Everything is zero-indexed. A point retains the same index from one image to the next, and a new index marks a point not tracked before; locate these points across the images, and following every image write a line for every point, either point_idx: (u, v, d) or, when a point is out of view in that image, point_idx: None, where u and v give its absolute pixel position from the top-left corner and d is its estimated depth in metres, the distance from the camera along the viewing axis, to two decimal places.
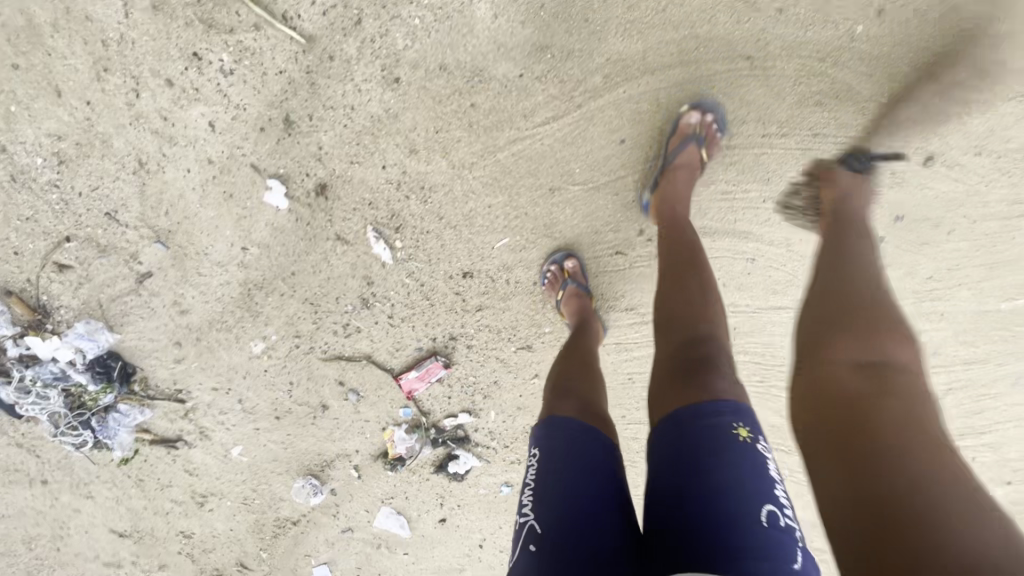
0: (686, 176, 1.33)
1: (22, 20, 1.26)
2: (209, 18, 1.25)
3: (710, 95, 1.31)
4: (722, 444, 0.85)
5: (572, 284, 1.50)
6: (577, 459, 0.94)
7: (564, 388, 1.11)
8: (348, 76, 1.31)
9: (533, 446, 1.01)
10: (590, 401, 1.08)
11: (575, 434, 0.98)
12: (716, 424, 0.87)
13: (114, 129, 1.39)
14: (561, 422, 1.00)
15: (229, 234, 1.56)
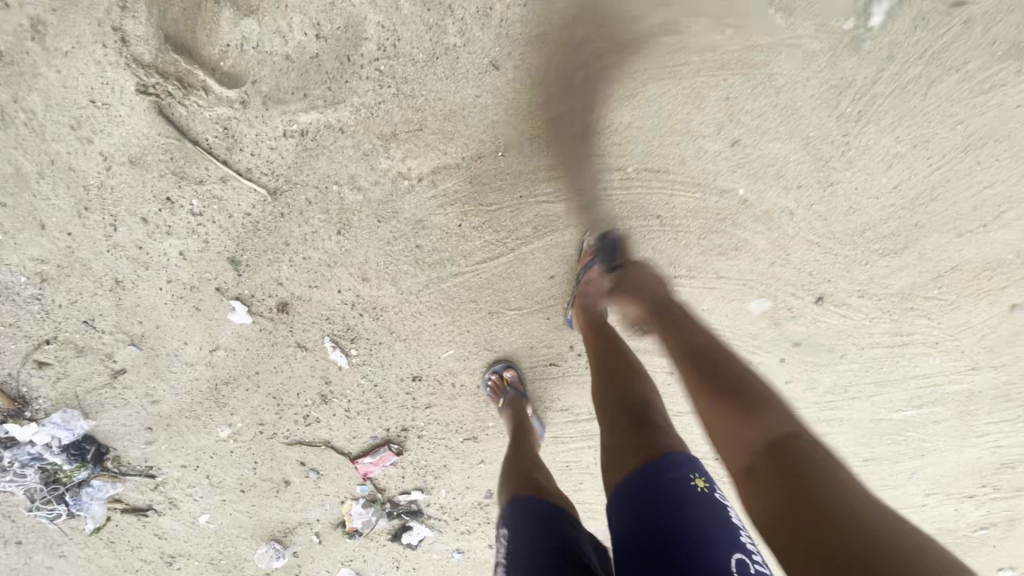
0: (594, 293, 1.43)
1: (9, 169, 1.39)
2: (180, 172, 1.40)
3: (611, 223, 1.45)
4: (687, 495, 0.91)
5: (511, 391, 1.66)
6: (543, 529, 1.04)
7: (528, 474, 1.24)
8: (306, 220, 1.46)
9: (505, 529, 1.09)
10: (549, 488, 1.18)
11: (545, 510, 1.09)
12: (677, 476, 0.94)
13: (93, 254, 1.53)
14: (526, 502, 1.12)
15: (197, 339, 1.70)
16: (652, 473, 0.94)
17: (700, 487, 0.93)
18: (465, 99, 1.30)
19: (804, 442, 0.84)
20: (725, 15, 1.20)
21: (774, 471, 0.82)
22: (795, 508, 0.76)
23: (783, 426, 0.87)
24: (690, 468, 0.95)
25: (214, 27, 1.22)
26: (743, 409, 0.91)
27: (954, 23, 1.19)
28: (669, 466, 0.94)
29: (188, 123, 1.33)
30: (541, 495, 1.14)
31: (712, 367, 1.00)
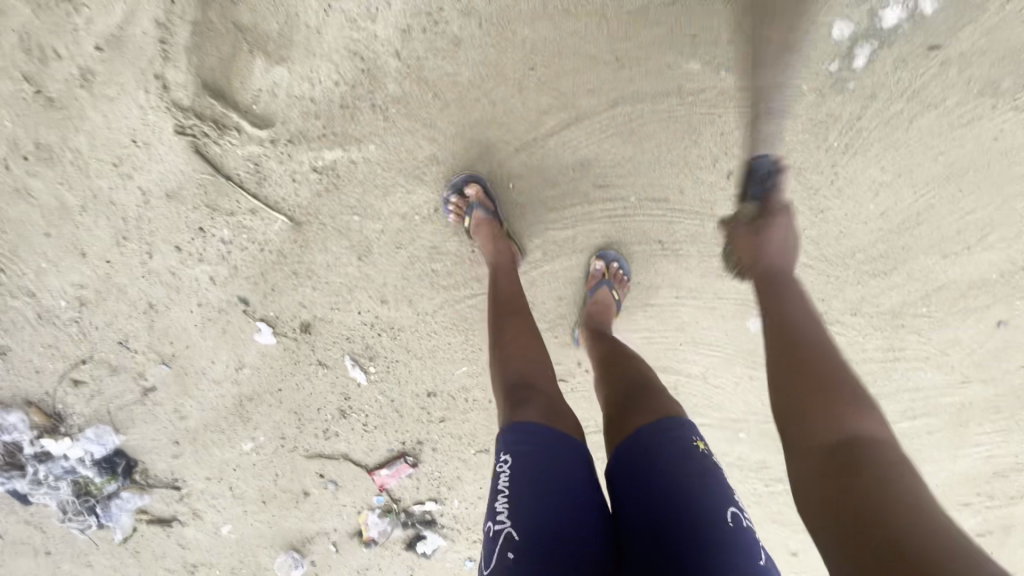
0: (599, 313, 1.53)
1: (54, 203, 1.50)
2: (213, 204, 1.50)
3: (613, 248, 1.54)
4: (687, 453, 0.99)
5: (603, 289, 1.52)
6: (555, 470, 0.99)
7: (530, 390, 1.11)
8: (329, 247, 1.56)
9: (507, 454, 1.02)
10: (551, 399, 1.11)
11: (553, 447, 1.01)
12: (678, 439, 1.01)
13: (130, 280, 1.63)
14: (533, 429, 1.03)
15: (224, 358, 1.80)
16: (653, 435, 1.01)
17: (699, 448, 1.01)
18: (479, 136, 1.39)
19: (886, 450, 0.79)
20: (721, 58, 1.29)
21: (840, 463, 0.79)
22: (856, 506, 0.74)
23: (868, 430, 0.82)
24: (689, 432, 1.03)
25: (247, 74, 1.32)
26: (827, 398, 0.87)
27: (933, 64, 1.28)
28: (667, 427, 1.01)
29: (221, 160, 1.43)
30: (548, 425, 1.04)
31: (802, 348, 0.95)
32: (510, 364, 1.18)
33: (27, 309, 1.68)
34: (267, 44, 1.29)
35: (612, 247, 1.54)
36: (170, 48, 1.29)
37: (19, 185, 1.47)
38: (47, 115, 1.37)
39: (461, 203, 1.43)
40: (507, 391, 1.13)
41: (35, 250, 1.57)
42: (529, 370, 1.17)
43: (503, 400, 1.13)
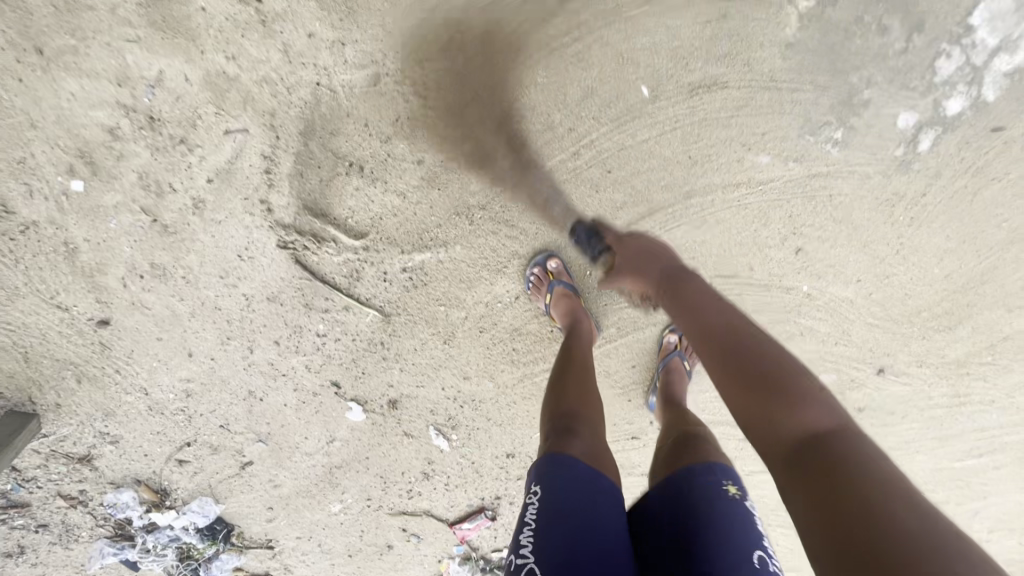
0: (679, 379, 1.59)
1: (167, 312, 1.63)
2: (310, 303, 1.62)
3: None
4: (717, 496, 0.96)
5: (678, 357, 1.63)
6: (587, 505, 0.97)
7: (571, 425, 1.12)
8: (415, 333, 1.67)
9: (538, 485, 1.01)
10: (592, 439, 1.10)
11: (586, 484, 1.00)
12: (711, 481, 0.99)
13: (232, 372, 1.76)
14: (567, 462, 1.02)
15: (317, 433, 1.92)
16: (683, 476, 1.02)
17: (730, 492, 0.98)
18: (557, 232, 1.48)
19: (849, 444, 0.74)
20: (789, 151, 1.35)
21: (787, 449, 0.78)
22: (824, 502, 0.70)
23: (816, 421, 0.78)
24: (722, 475, 1.01)
25: (344, 193, 1.43)
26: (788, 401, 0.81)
27: (996, 143, 1.33)
28: (699, 472, 1.01)
29: (318, 266, 1.55)
30: (582, 462, 1.03)
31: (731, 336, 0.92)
32: (554, 403, 1.20)
33: (139, 402, 1.81)
34: (361, 167, 1.39)
35: None
36: (274, 176, 1.40)
37: (136, 298, 1.60)
38: (163, 239, 1.50)
39: (541, 278, 1.52)
40: (548, 426, 1.15)
41: (148, 351, 1.70)
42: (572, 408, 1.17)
43: (544, 434, 1.14)
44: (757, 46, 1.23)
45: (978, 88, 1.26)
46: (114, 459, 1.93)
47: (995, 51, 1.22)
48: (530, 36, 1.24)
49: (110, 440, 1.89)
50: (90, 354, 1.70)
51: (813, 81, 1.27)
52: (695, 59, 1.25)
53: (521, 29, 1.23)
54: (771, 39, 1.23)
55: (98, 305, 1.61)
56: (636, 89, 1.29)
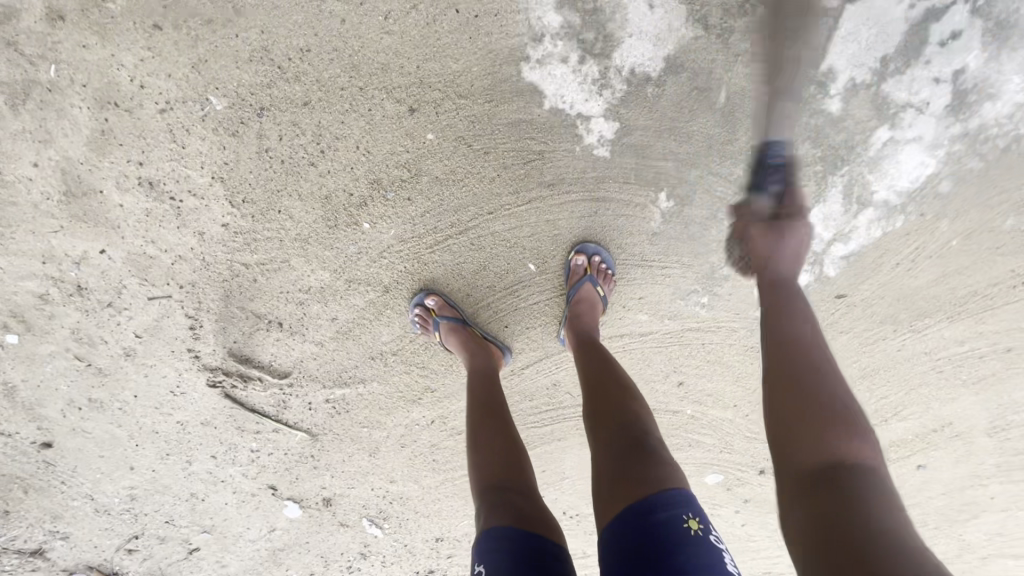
0: (589, 327, 1.43)
1: (107, 435, 1.74)
2: (241, 425, 1.75)
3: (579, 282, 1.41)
4: (680, 539, 0.92)
5: (581, 317, 1.44)
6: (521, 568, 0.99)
7: (508, 493, 1.14)
8: (342, 447, 1.82)
9: (482, 564, 1.03)
10: (522, 501, 1.13)
11: (530, 550, 1.02)
12: (669, 519, 0.94)
13: (173, 478, 1.89)
14: (500, 534, 1.04)
15: (259, 523, 2.07)
16: (640, 518, 0.94)
17: (693, 530, 0.93)
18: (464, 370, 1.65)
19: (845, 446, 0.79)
20: (664, 311, 1.53)
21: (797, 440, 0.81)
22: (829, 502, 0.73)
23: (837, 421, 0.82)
24: (683, 509, 0.95)
25: (265, 342, 1.56)
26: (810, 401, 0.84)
27: (841, 307, 1.52)
28: (657, 509, 0.94)
29: (246, 398, 1.68)
30: (524, 527, 1.06)
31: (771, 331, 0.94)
32: (487, 461, 1.23)
33: (86, 505, 1.93)
34: (280, 323, 1.52)
35: (578, 283, 1.41)
36: (199, 331, 1.52)
37: (75, 425, 1.71)
38: (98, 380, 1.61)
39: (425, 318, 1.48)
40: (482, 497, 1.16)
41: (91, 465, 1.82)
42: (503, 471, 1.21)
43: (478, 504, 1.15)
44: (627, 233, 1.40)
45: (819, 267, 1.44)
46: (63, 552, 2.05)
47: (831, 241, 1.40)
48: (424, 225, 1.37)
49: (61, 536, 2.01)
50: (36, 468, 1.81)
51: (678, 260, 1.44)
52: (575, 242, 1.41)
53: (415, 220, 1.36)
54: (638, 229, 1.39)
55: (40, 430, 1.72)
56: (524, 265, 1.44)
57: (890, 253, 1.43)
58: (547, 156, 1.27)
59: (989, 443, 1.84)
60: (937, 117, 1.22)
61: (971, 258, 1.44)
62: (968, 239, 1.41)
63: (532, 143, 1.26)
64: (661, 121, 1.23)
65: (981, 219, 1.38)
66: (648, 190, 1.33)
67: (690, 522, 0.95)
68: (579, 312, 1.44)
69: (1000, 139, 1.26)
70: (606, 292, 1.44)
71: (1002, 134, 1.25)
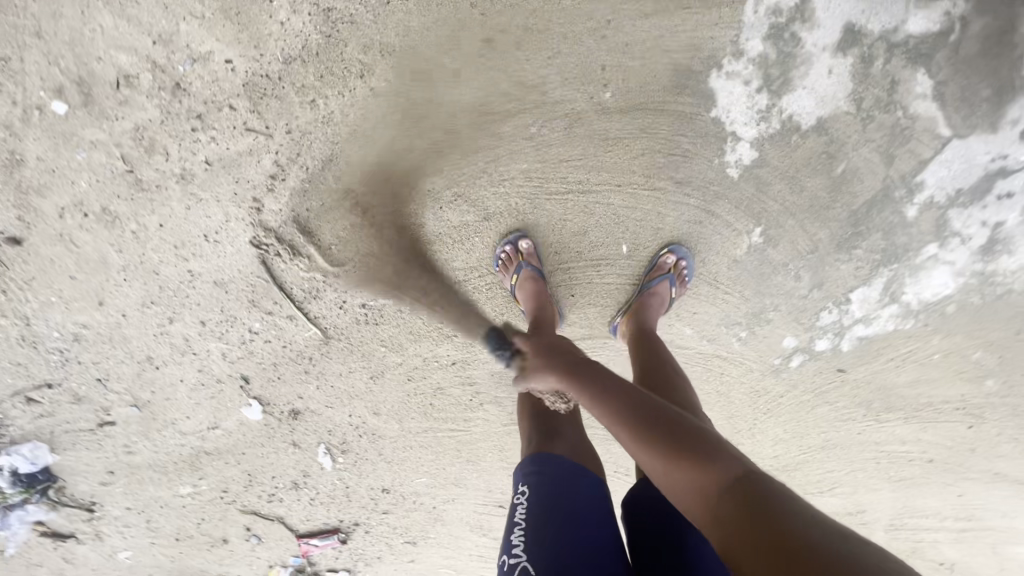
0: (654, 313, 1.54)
1: (96, 258, 1.52)
2: (255, 300, 1.61)
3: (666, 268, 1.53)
4: None
5: (653, 301, 1.54)
6: (566, 492, 1.04)
7: (555, 428, 1.20)
8: (346, 361, 1.73)
9: (526, 485, 1.08)
10: (573, 436, 1.18)
11: (573, 478, 1.06)
12: None
13: (138, 333, 1.67)
14: (548, 460, 1.10)
15: (202, 416, 1.86)
16: None
17: None
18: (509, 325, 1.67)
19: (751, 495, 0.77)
20: (706, 331, 1.69)
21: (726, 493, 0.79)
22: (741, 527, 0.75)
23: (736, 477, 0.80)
24: None
25: (337, 224, 1.49)
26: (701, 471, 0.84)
27: (836, 379, 1.78)
28: None
29: (281, 273, 1.56)
30: (569, 457, 1.11)
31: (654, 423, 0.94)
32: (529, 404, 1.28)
33: (11, 329, 1.63)
34: (364, 210, 1.47)
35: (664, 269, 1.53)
36: (277, 184, 1.43)
37: (65, 232, 1.48)
38: (129, 193, 1.43)
39: (511, 258, 1.52)
40: (531, 429, 1.21)
41: (51, 284, 1.56)
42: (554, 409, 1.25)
43: (524, 437, 1.21)
44: (712, 251, 1.56)
45: (839, 339, 1.70)
46: None
47: (857, 320, 1.66)
48: (556, 173, 1.43)
49: None
50: None
51: (740, 292, 1.62)
52: (667, 242, 1.53)
53: (551, 164, 1.42)
54: (724, 253, 1.56)
55: (17, 222, 1.46)
56: (618, 246, 1.54)
57: (890, 347, 1.72)
58: (688, 157, 1.41)
59: (881, 538, 2.17)
60: (970, 251, 1.54)
61: (939, 374, 1.77)
62: (945, 357, 1.74)
63: (682, 140, 1.39)
64: (787, 168, 1.43)
65: (960, 345, 1.71)
66: (748, 223, 1.51)
67: None
68: (643, 308, 1.55)
69: (999, 287, 1.60)
70: (680, 290, 1.57)
71: (1002, 284, 1.60)
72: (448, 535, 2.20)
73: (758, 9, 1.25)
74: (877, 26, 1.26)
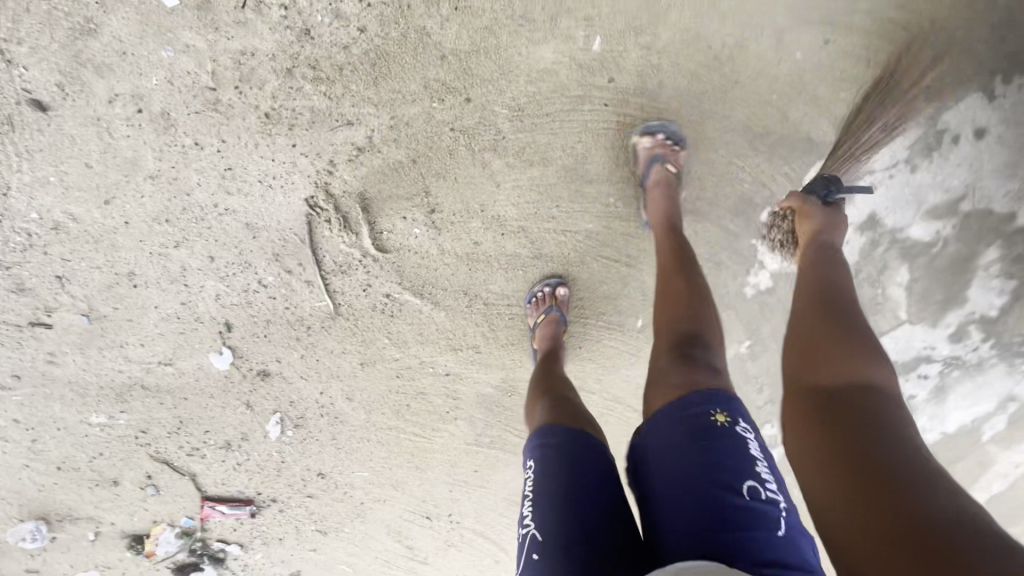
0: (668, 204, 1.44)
1: (127, 156, 1.39)
2: (279, 254, 1.55)
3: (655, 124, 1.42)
4: (705, 429, 0.94)
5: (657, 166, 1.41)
6: (569, 463, 1.03)
7: (566, 402, 1.23)
8: (343, 339, 1.70)
9: (531, 460, 1.09)
10: (576, 409, 1.20)
11: (574, 447, 1.06)
12: (698, 409, 0.96)
13: (132, 244, 1.52)
14: (549, 433, 1.10)
15: (159, 349, 1.71)
16: (677, 411, 0.98)
17: (721, 421, 0.95)
18: (513, 355, 1.76)
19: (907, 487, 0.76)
20: None
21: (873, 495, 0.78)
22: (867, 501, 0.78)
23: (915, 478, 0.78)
24: (712, 404, 0.96)
25: (399, 213, 1.50)
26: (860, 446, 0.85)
27: None
28: (692, 403, 0.97)
29: (321, 239, 1.52)
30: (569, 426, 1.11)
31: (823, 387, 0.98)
32: (541, 390, 1.33)
33: None
34: (431, 210, 1.50)
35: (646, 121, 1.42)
36: (359, 158, 1.42)
37: (105, 118, 1.34)
38: (199, 107, 1.33)
39: (545, 299, 1.60)
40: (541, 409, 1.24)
41: (58, 163, 1.39)
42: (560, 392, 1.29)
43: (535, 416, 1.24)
44: None
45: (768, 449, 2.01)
46: None
47: None
48: (611, 241, 1.58)
49: None
50: None
51: None
52: None
53: (613, 231, 1.56)
54: None
55: (53, 89, 1.30)
56: (635, 318, 1.71)
57: None
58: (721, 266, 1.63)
59: None
60: None
61: None
62: None
63: (722, 252, 1.61)
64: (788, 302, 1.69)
65: None
66: (740, 334, 1.76)
67: (719, 415, 0.96)
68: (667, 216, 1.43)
69: None
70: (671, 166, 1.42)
71: None
72: (363, 533, 2.16)
73: (818, 176, 1.50)
74: (891, 221, 1.57)
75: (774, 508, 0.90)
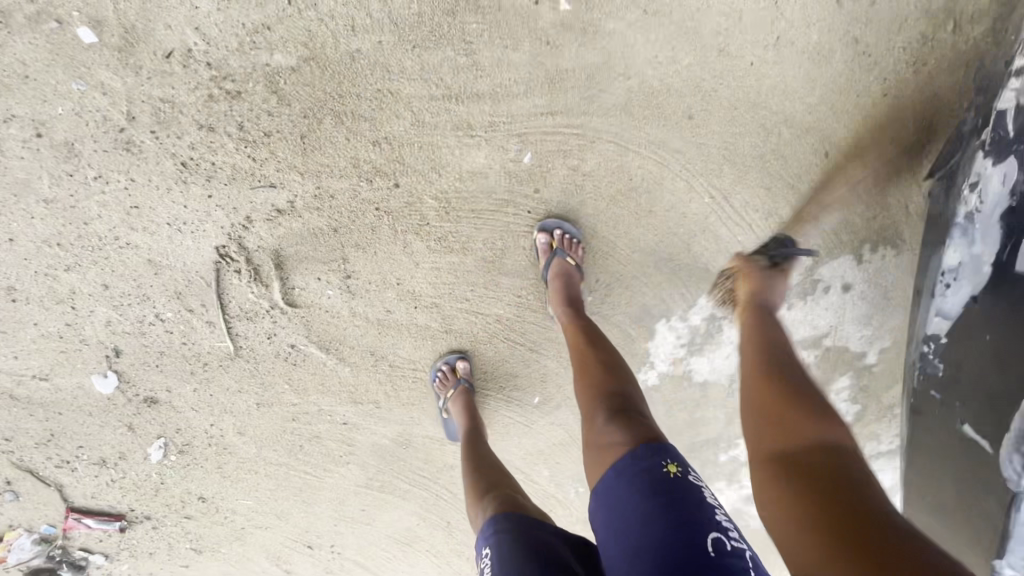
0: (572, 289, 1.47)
1: (19, 176, 1.30)
2: (181, 293, 1.50)
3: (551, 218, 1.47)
4: (660, 484, 0.92)
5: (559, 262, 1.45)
6: (524, 548, 1.05)
7: (513, 493, 1.27)
8: (240, 379, 1.68)
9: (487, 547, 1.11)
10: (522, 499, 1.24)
11: (528, 534, 1.09)
12: (650, 462, 0.95)
13: (15, 260, 1.42)
14: (502, 520, 1.14)
15: (36, 363, 1.61)
16: (630, 466, 0.96)
17: (673, 471, 0.94)
18: (412, 413, 1.81)
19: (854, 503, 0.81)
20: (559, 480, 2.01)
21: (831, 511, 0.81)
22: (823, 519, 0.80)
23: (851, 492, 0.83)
24: (661, 455, 0.96)
25: (313, 274, 1.50)
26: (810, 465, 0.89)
27: None
28: (643, 456, 0.96)
29: (227, 285, 1.50)
30: (522, 514, 1.16)
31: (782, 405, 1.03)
32: (482, 487, 1.32)
33: None
34: (346, 276, 1.51)
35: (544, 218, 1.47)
36: (277, 219, 1.40)
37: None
38: (107, 143, 1.27)
39: (449, 375, 1.67)
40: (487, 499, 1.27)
41: None
42: (506, 483, 1.33)
43: (483, 505, 1.25)
44: None
45: None
46: None
47: None
48: (520, 327, 1.65)
49: None
50: None
51: None
52: None
53: (521, 320, 1.63)
54: None
55: None
56: (532, 396, 1.79)
57: None
58: None
59: None
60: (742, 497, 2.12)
61: None
62: None
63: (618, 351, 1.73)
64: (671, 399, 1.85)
65: None
66: None
67: (670, 466, 0.95)
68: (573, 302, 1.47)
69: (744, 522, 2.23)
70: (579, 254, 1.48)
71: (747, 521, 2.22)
72: (240, 556, 2.14)
73: (710, 300, 1.63)
74: None
75: (743, 559, 0.85)
